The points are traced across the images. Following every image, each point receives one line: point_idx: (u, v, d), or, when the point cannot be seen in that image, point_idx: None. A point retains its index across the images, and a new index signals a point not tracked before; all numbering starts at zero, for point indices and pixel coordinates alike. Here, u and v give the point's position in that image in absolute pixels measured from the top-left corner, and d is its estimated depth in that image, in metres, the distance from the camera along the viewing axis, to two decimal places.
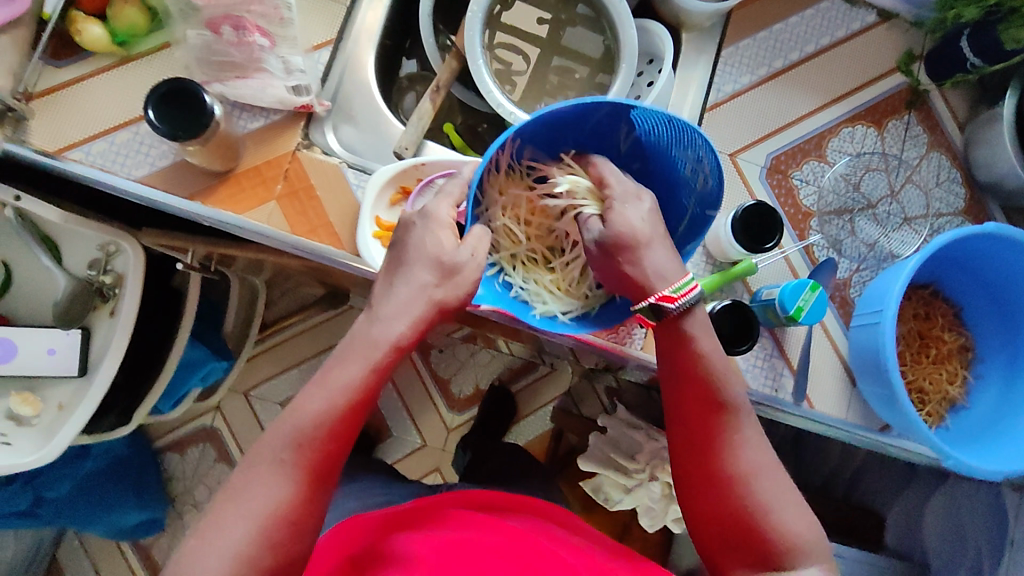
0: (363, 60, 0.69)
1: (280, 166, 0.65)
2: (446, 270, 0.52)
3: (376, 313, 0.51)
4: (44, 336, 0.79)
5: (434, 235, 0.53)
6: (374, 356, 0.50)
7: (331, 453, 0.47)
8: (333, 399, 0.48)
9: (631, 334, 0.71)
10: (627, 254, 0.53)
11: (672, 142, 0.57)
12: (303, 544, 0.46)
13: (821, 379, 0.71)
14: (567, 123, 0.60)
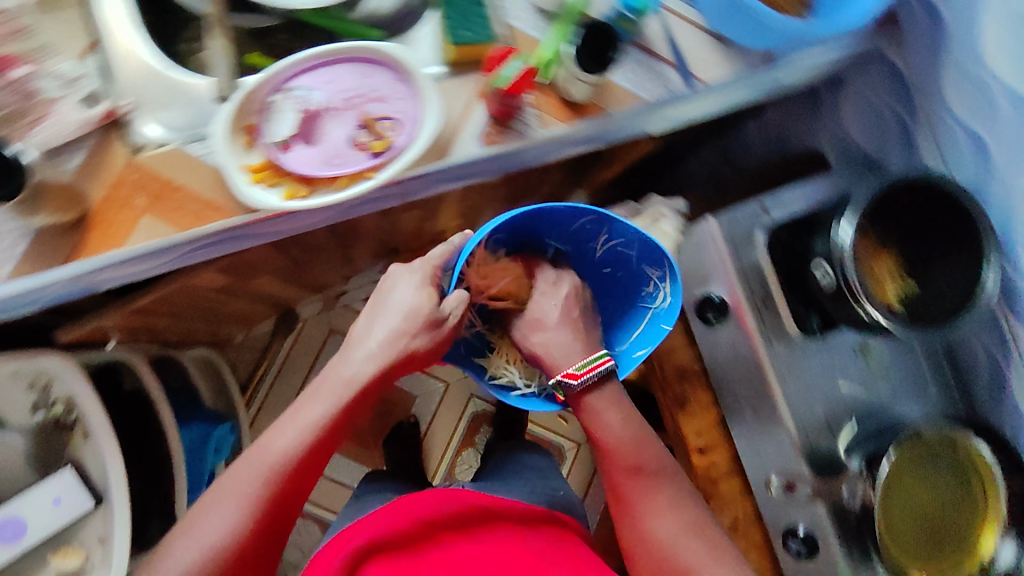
0: (129, 43, 0.66)
1: (127, 182, 0.62)
2: (403, 333, 0.76)
3: (346, 361, 0.75)
4: (41, 491, 0.76)
5: (394, 303, 0.78)
6: (338, 398, 0.73)
7: (289, 484, 0.69)
8: (299, 441, 0.70)
9: (525, 119, 0.71)
10: (537, 328, 0.82)
11: (646, 257, 0.82)
12: (247, 556, 0.66)
13: (694, 54, 0.75)
14: (554, 223, 0.83)
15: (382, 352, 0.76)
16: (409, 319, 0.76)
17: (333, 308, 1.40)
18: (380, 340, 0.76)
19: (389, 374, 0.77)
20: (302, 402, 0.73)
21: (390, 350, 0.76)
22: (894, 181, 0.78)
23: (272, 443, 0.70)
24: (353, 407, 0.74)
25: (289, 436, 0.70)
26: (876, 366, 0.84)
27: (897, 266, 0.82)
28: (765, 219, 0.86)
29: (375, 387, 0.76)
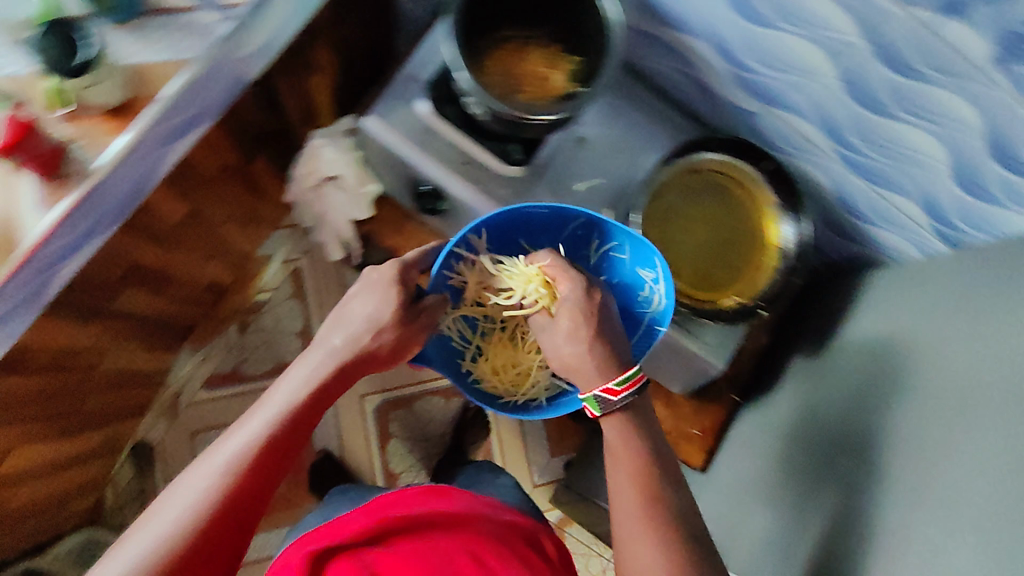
0: None
1: None
2: (370, 326, 0.69)
3: (332, 340, 0.70)
4: None
5: (354, 304, 0.71)
6: (303, 394, 0.67)
7: (262, 464, 0.62)
8: (264, 437, 0.63)
9: (78, 162, 0.70)
10: (551, 341, 0.68)
11: (641, 259, 0.75)
12: (205, 542, 0.58)
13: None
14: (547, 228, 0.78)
15: (350, 345, 0.69)
16: (377, 310, 0.69)
17: (177, 415, 1.35)
18: (346, 334, 0.69)
19: (357, 369, 0.70)
20: (274, 392, 0.67)
21: (354, 344, 0.69)
22: (457, 22, 0.70)
23: (238, 434, 0.64)
24: (321, 399, 0.68)
25: (251, 429, 0.64)
26: (594, 154, 0.84)
27: (545, 48, 0.78)
28: (415, 90, 0.80)
29: (343, 381, 0.70)
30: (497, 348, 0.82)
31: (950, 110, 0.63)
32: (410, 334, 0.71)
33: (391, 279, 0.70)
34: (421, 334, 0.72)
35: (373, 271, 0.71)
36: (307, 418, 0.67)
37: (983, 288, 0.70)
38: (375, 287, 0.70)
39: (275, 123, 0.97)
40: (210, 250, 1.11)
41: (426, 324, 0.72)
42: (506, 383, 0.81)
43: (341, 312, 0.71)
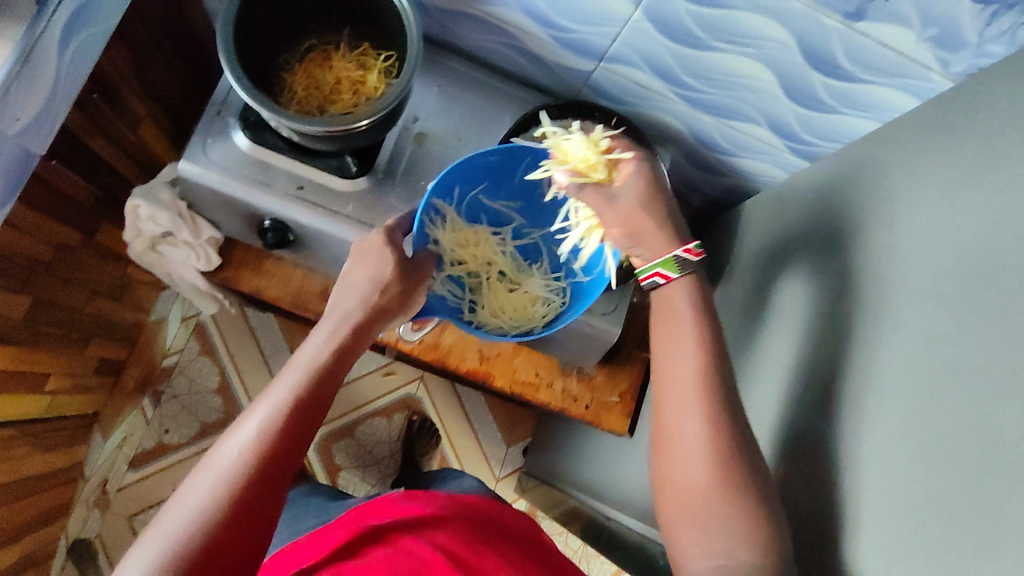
0: None
1: None
2: (376, 283, 0.61)
3: (347, 295, 0.61)
4: None
5: (353, 270, 0.62)
6: (328, 354, 0.57)
7: (292, 441, 0.52)
8: (292, 404, 0.53)
9: None
10: (628, 205, 0.65)
11: (585, 179, 0.72)
12: (234, 532, 0.48)
13: None
14: (495, 174, 0.75)
15: (362, 306, 0.60)
16: (377, 270, 0.61)
17: (109, 504, 1.27)
18: (359, 295, 0.60)
19: (371, 331, 0.61)
20: (286, 364, 0.57)
21: (367, 304, 0.60)
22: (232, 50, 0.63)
23: (256, 411, 0.53)
24: (344, 361, 0.59)
25: (276, 393, 0.54)
26: (438, 147, 0.79)
27: (353, 50, 0.75)
28: (228, 121, 0.74)
29: (359, 345, 0.61)
30: (493, 291, 0.78)
31: (759, 30, 0.63)
32: (408, 283, 0.63)
33: (381, 241, 0.63)
34: (417, 288, 0.64)
35: (363, 240, 0.64)
36: (337, 382, 0.57)
37: (829, 203, 0.71)
38: (371, 251, 0.62)
39: (106, 191, 0.91)
40: (90, 332, 1.04)
41: (417, 277, 0.65)
42: (507, 323, 0.77)
43: (351, 268, 0.62)
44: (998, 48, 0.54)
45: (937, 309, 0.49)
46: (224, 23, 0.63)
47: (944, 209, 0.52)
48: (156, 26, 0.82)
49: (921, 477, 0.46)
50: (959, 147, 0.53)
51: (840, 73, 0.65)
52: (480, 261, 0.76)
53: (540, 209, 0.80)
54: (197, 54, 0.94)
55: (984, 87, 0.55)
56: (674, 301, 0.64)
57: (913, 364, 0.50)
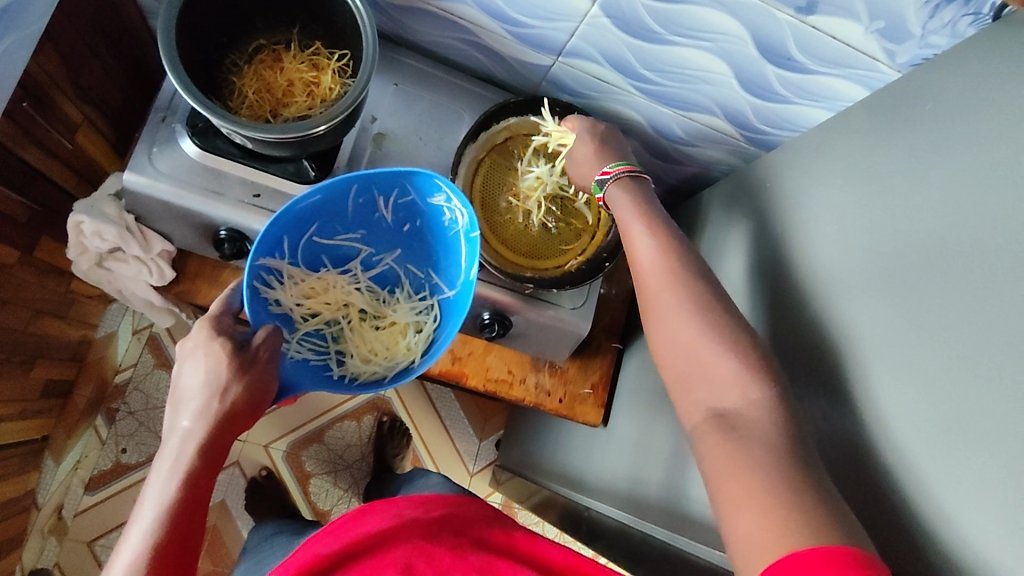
0: None
1: None
2: (208, 389, 0.57)
3: (186, 403, 0.57)
4: None
5: (184, 378, 0.57)
6: (174, 485, 0.54)
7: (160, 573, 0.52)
8: (147, 550, 0.52)
9: None
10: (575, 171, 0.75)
11: (428, 191, 0.66)
12: None
13: None
14: (325, 216, 0.68)
15: (201, 421, 0.56)
16: (208, 374, 0.57)
17: (66, 531, 1.21)
18: (193, 410, 0.57)
19: (222, 437, 0.57)
20: (140, 503, 0.55)
21: (206, 417, 0.56)
22: (173, 51, 0.59)
23: (115, 567, 0.52)
24: (200, 481, 0.56)
25: (132, 535, 0.53)
26: (399, 147, 0.78)
27: (304, 50, 0.73)
28: (174, 127, 0.71)
29: (218, 452, 0.57)
30: (357, 333, 0.74)
31: (714, 25, 0.64)
32: (252, 375, 0.58)
33: (207, 337, 0.58)
34: (272, 372, 0.60)
35: (186, 339, 0.59)
36: (197, 504, 0.55)
37: (784, 186, 0.73)
38: (198, 352, 0.57)
39: (43, 203, 0.85)
40: (35, 352, 0.98)
41: (266, 364, 0.60)
42: (382, 360, 0.72)
43: (180, 371, 0.58)
44: (940, 39, 0.57)
45: (903, 282, 0.52)
46: (164, 21, 0.59)
47: (902, 184, 0.55)
48: (88, 27, 0.77)
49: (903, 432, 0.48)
50: (909, 130, 0.56)
51: (792, 65, 0.66)
52: (335, 307, 0.73)
53: (385, 234, 0.74)
54: (135, 56, 0.89)
55: (930, 74, 0.58)
56: (616, 196, 0.68)
57: (884, 335, 0.52)
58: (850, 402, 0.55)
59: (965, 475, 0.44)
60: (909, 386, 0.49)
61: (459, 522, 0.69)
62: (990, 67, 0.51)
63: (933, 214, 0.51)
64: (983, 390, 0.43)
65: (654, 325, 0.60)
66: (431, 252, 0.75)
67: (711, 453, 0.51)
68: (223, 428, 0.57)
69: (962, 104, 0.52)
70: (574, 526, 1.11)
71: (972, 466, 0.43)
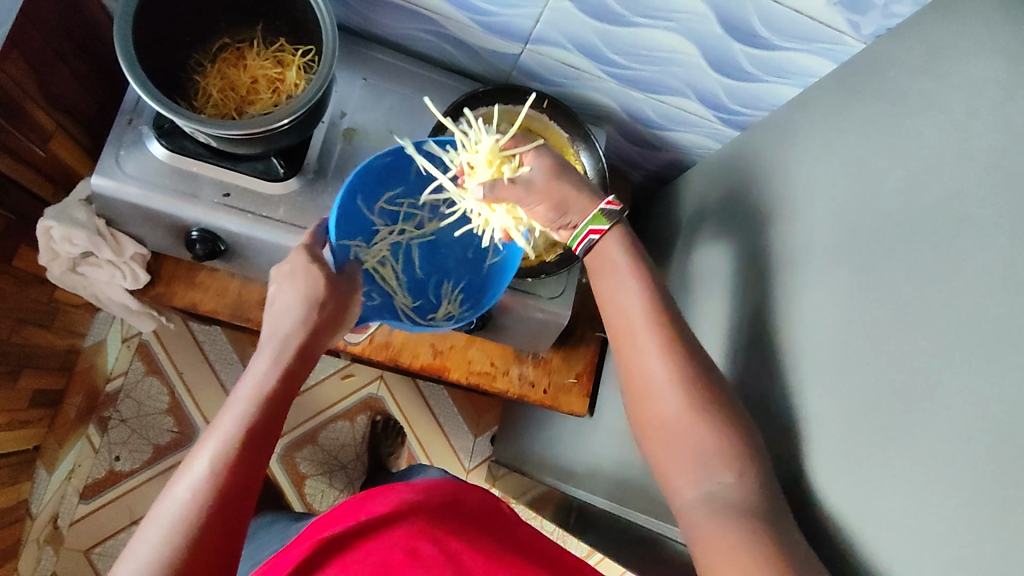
0: None
1: None
2: (307, 302, 0.57)
3: (282, 303, 0.57)
4: None
5: (281, 295, 0.58)
6: (272, 383, 0.55)
7: (249, 465, 0.51)
8: (242, 439, 0.51)
9: None
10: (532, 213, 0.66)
11: None
12: (207, 551, 0.47)
13: None
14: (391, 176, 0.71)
15: (299, 329, 0.57)
16: (308, 288, 0.57)
17: (62, 540, 1.21)
18: (293, 317, 0.57)
19: (312, 352, 0.58)
20: (231, 395, 0.54)
21: (305, 326, 0.57)
22: (131, 53, 0.59)
23: (204, 449, 0.51)
24: (291, 386, 0.56)
25: (226, 424, 0.52)
26: (369, 141, 0.77)
27: (269, 47, 0.72)
28: (141, 129, 0.70)
29: (307, 365, 0.58)
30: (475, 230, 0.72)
31: (677, 4, 0.63)
32: (342, 297, 0.60)
33: (304, 261, 0.59)
34: (355, 299, 0.62)
35: (283, 261, 0.59)
36: (282, 410, 0.55)
37: (756, 164, 0.73)
38: (296, 274, 0.58)
39: (17, 211, 0.85)
40: (20, 362, 0.98)
41: (350, 290, 0.61)
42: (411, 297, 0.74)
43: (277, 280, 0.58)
44: (903, 9, 0.56)
45: (864, 248, 0.52)
46: (121, 20, 0.59)
47: (869, 154, 0.54)
48: (54, 33, 0.77)
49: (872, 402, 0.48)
50: (875, 101, 0.56)
51: (759, 42, 0.66)
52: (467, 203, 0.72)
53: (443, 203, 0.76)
54: (104, 61, 0.89)
55: (895, 44, 0.57)
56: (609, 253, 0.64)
57: (845, 305, 0.52)
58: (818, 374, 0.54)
59: (919, 441, 0.43)
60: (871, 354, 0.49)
61: (466, 507, 0.68)
62: (952, 32, 0.50)
63: (900, 181, 0.50)
64: (940, 357, 0.43)
65: (632, 386, 0.58)
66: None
67: None
68: (315, 341, 0.58)
69: (924, 73, 0.52)
70: (567, 515, 1.10)
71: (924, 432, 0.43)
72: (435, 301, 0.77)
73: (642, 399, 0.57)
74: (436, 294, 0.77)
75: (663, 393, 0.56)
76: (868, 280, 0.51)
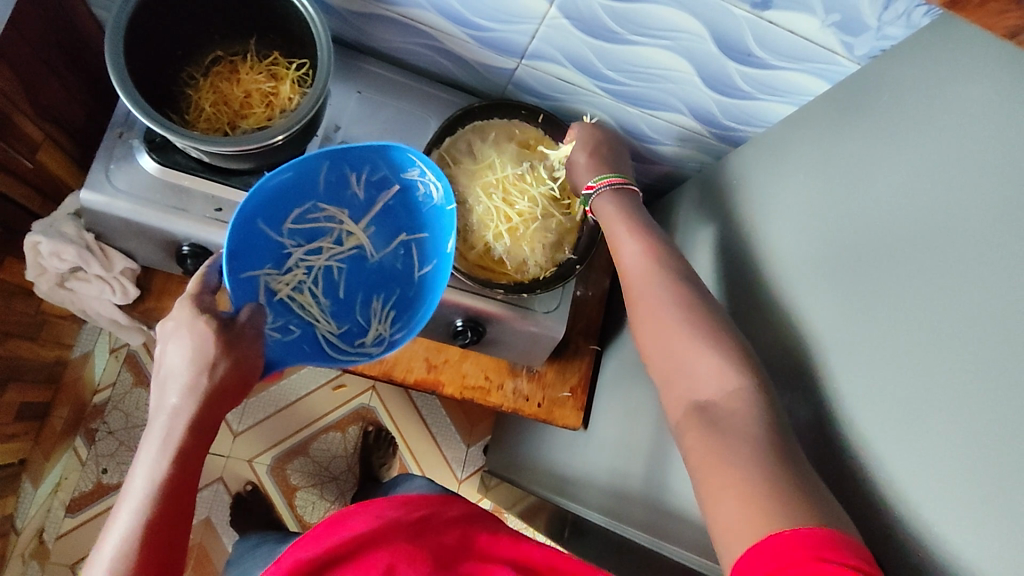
0: None
1: None
2: (194, 366, 0.53)
3: (170, 367, 0.54)
4: None
5: (168, 356, 0.54)
6: (164, 464, 0.52)
7: (153, 554, 0.50)
8: (140, 533, 0.49)
9: None
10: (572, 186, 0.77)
11: (400, 165, 0.63)
12: None
13: None
14: (293, 192, 0.62)
15: (189, 397, 0.53)
16: (194, 352, 0.54)
17: (48, 554, 1.19)
18: (180, 386, 0.53)
19: (212, 416, 0.55)
20: (128, 480, 0.52)
21: (194, 393, 0.53)
22: (123, 67, 0.58)
23: (104, 550, 0.49)
24: (189, 463, 0.53)
25: (120, 522, 0.50)
26: None
27: (262, 61, 0.72)
28: (132, 143, 0.70)
29: (208, 430, 0.55)
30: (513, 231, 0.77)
31: (673, 23, 0.63)
32: (236, 352, 0.55)
33: (190, 316, 0.55)
34: (257, 352, 0.57)
35: (167, 318, 0.55)
36: (185, 486, 0.52)
37: (751, 179, 0.73)
38: (180, 333, 0.54)
39: (4, 223, 0.84)
40: (5, 376, 0.97)
41: (250, 341, 0.56)
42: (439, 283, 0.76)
43: (161, 343, 0.55)
44: (896, 31, 0.57)
45: (858, 266, 0.52)
46: (112, 35, 0.58)
47: (863, 174, 0.55)
48: (42, 43, 0.76)
49: (873, 420, 0.48)
50: (870, 120, 0.56)
51: (753, 61, 0.66)
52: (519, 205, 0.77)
53: (364, 212, 0.68)
54: (93, 70, 0.88)
55: (889, 64, 0.57)
56: (603, 207, 0.71)
57: (840, 323, 0.52)
58: (820, 392, 0.54)
59: (921, 460, 0.43)
60: (869, 371, 0.49)
61: (443, 519, 0.66)
62: (948, 54, 0.50)
63: (894, 200, 0.51)
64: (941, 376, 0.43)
65: (633, 305, 0.62)
66: (406, 227, 0.69)
67: (695, 466, 0.50)
68: (216, 403, 0.55)
69: (916, 94, 0.52)
70: (562, 528, 1.09)
71: (927, 450, 0.43)
72: (363, 324, 0.69)
73: (639, 314, 0.61)
74: (364, 314, 0.69)
75: (685, 341, 0.56)
76: (863, 296, 0.51)
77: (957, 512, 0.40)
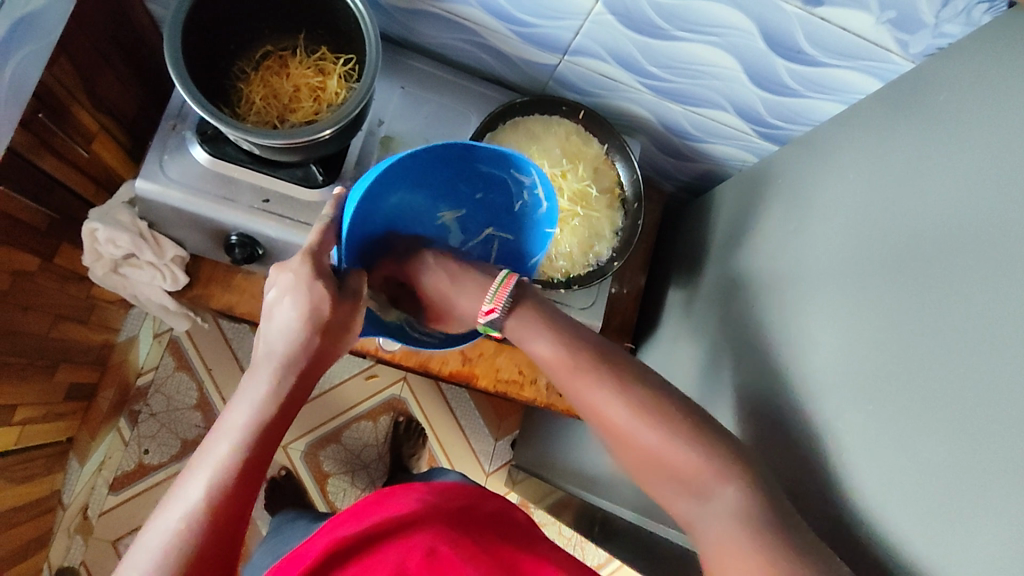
0: None
1: None
2: (307, 323, 0.55)
3: (278, 320, 0.56)
4: None
5: (281, 307, 0.55)
6: (268, 408, 0.54)
7: (244, 486, 0.51)
8: (238, 464, 0.51)
9: None
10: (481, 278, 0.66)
11: (515, 176, 0.65)
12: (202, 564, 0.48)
13: None
14: (411, 174, 0.64)
15: (296, 348, 0.55)
16: (308, 308, 0.55)
17: (92, 530, 1.24)
18: (290, 337, 0.55)
19: (311, 373, 0.57)
20: (229, 411, 0.54)
21: (302, 347, 0.55)
22: (182, 61, 0.60)
23: (200, 469, 0.51)
24: (287, 412, 0.55)
25: (218, 446, 0.52)
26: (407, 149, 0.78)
27: (311, 56, 0.73)
28: (185, 134, 0.72)
29: (306, 385, 0.57)
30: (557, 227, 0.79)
31: (721, 19, 0.63)
32: (345, 319, 0.57)
33: (309, 274, 0.56)
34: (359, 322, 0.59)
35: (286, 268, 0.56)
36: (279, 432, 0.54)
37: (796, 179, 0.72)
38: (298, 286, 0.55)
39: (60, 211, 0.87)
40: (57, 357, 1.00)
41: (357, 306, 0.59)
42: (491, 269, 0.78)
43: (270, 294, 0.56)
44: (954, 29, 0.55)
45: (902, 263, 0.52)
46: (171, 29, 0.60)
47: (912, 171, 0.54)
48: (99, 36, 0.78)
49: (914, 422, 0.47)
50: (922, 119, 0.55)
51: (802, 58, 0.65)
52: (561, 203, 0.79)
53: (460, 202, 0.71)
54: (145, 61, 0.90)
55: (945, 63, 0.56)
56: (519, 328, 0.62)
57: (884, 321, 0.52)
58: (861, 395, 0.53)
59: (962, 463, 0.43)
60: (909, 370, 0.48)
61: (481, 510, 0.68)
62: (1007, 52, 0.49)
63: (942, 198, 0.50)
64: (977, 383, 0.42)
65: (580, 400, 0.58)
66: (493, 222, 0.73)
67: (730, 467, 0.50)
68: (317, 362, 0.57)
69: (973, 94, 0.51)
70: (590, 524, 1.10)
71: (961, 460, 0.42)
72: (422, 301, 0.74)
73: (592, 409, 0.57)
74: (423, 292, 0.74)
75: None
76: (906, 293, 0.51)
77: (991, 525, 0.39)
